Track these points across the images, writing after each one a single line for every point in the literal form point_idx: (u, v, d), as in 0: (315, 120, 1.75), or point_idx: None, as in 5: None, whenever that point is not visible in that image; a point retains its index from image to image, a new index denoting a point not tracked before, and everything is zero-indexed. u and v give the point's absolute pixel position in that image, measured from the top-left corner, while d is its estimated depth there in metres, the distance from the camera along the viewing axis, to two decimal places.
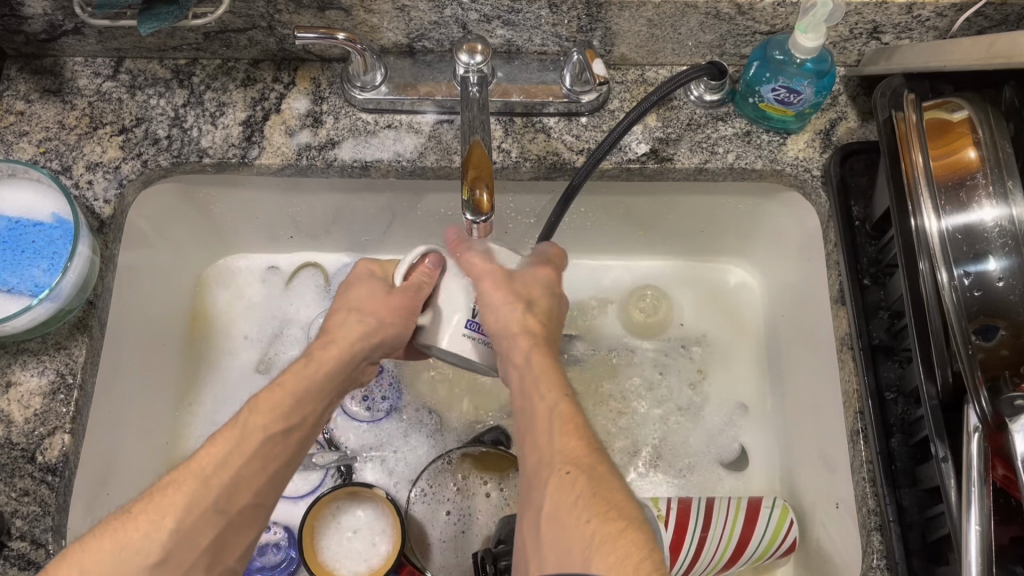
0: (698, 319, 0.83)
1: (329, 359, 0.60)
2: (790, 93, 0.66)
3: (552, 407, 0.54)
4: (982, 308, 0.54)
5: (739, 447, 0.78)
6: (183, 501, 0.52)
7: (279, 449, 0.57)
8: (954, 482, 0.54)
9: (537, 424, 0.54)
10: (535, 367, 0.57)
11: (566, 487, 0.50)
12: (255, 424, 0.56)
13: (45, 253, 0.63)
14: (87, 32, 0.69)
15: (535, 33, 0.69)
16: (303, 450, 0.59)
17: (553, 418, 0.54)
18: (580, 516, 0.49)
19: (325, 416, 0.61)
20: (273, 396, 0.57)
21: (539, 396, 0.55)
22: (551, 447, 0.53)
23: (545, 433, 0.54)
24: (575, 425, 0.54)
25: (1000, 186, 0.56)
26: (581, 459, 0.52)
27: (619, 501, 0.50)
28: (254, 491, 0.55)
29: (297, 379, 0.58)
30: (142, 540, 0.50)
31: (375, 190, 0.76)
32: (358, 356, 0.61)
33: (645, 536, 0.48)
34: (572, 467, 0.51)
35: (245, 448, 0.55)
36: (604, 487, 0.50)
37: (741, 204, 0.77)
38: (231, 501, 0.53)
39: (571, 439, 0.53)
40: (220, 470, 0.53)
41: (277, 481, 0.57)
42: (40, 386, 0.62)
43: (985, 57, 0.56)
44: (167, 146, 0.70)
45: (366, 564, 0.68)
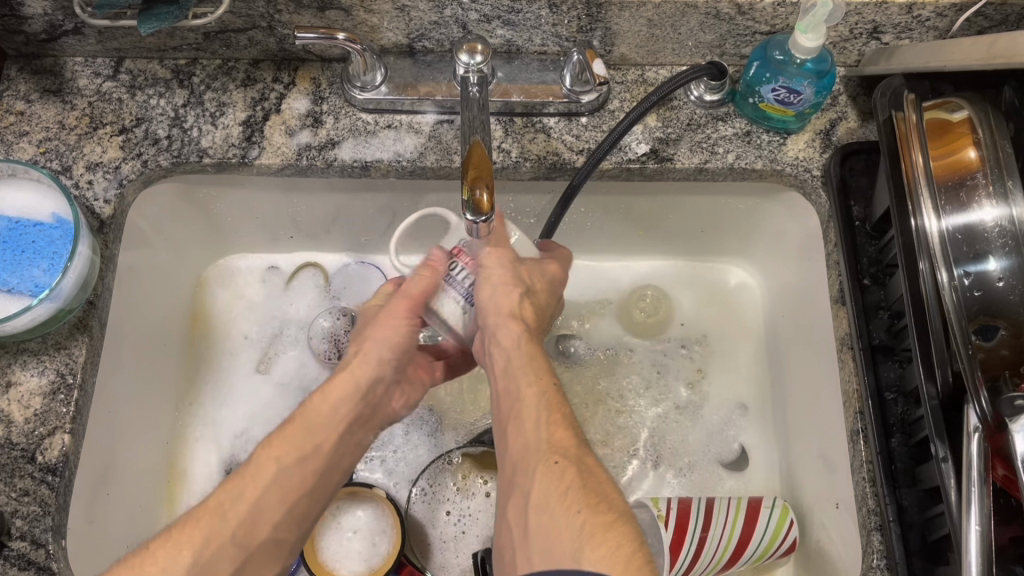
0: (698, 319, 0.83)
1: (345, 387, 0.58)
2: (790, 93, 0.66)
3: (538, 394, 0.54)
4: (981, 308, 0.54)
5: (739, 446, 0.78)
6: (200, 537, 0.53)
7: (300, 482, 0.56)
8: (954, 482, 0.54)
9: (523, 410, 0.54)
10: (521, 353, 0.56)
11: (554, 477, 0.50)
12: (272, 456, 0.56)
13: (44, 253, 0.63)
14: (87, 32, 0.69)
15: (535, 33, 0.69)
16: (328, 479, 0.58)
17: (540, 406, 0.54)
18: (571, 507, 0.49)
19: (350, 445, 0.59)
20: (289, 429, 0.57)
21: (526, 382, 0.55)
22: (538, 435, 0.52)
23: (530, 420, 0.53)
24: (562, 416, 0.54)
25: (1000, 186, 0.56)
26: (569, 451, 0.52)
27: (607, 495, 0.50)
28: (273, 524, 0.55)
29: (312, 411, 0.57)
30: (160, 573, 0.51)
31: (375, 190, 0.76)
32: (376, 381, 0.59)
33: (634, 529, 0.48)
34: (561, 457, 0.51)
35: (260, 483, 0.55)
36: (592, 480, 0.51)
37: (741, 204, 0.77)
38: (249, 535, 0.54)
39: (559, 429, 0.53)
40: (235, 505, 0.54)
41: (300, 513, 0.57)
42: (39, 386, 0.62)
43: (985, 57, 0.56)
44: (167, 146, 0.70)
45: (366, 564, 0.67)
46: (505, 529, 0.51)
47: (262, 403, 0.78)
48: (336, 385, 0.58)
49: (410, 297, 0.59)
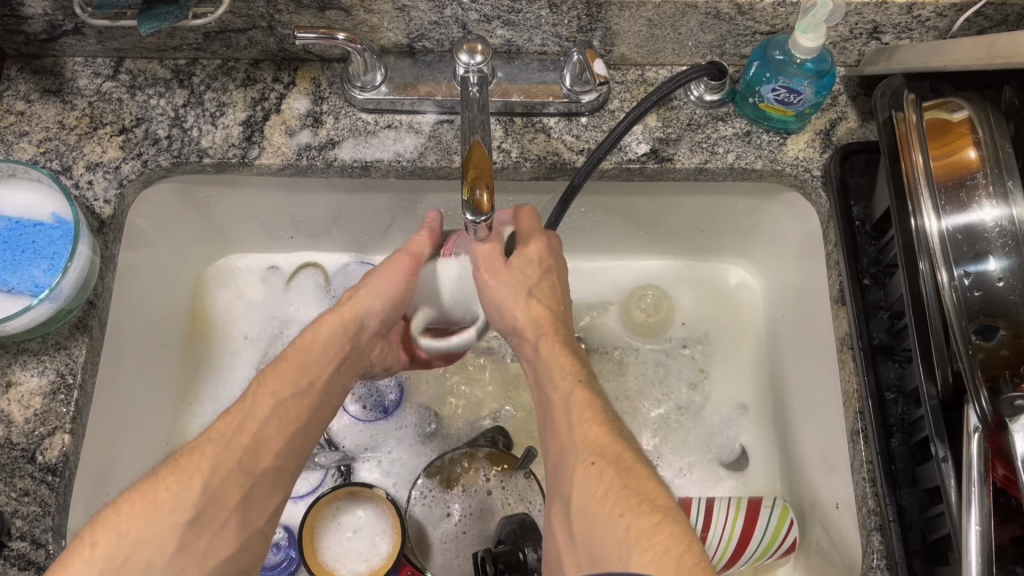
0: (701, 321, 0.83)
1: (331, 326, 0.60)
2: (790, 93, 0.66)
3: (566, 396, 0.56)
4: (981, 308, 0.55)
5: (739, 446, 0.78)
6: (207, 464, 0.54)
7: (295, 412, 0.58)
8: (954, 482, 0.54)
9: (558, 414, 0.56)
10: (546, 351, 0.58)
11: (592, 480, 0.51)
12: (269, 389, 0.58)
13: (45, 253, 0.63)
14: (88, 32, 0.69)
15: (535, 33, 0.69)
16: (320, 412, 0.61)
17: (571, 409, 0.55)
18: (613, 511, 0.49)
19: (339, 382, 0.62)
20: (283, 365, 0.59)
21: (554, 387, 0.57)
22: (574, 438, 0.54)
23: (566, 424, 0.55)
24: (597, 413, 0.55)
25: (1000, 186, 0.56)
26: (604, 449, 0.52)
27: (649, 491, 0.50)
28: (275, 453, 0.57)
29: (303, 345, 0.60)
30: (172, 502, 0.52)
31: (375, 190, 0.76)
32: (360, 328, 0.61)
33: (682, 526, 0.48)
34: (599, 459, 0.52)
35: (259, 415, 0.57)
36: (630, 477, 0.50)
37: (741, 204, 0.77)
38: (256, 463, 0.56)
39: (594, 428, 0.54)
40: (238, 434, 0.56)
41: (297, 444, 0.59)
42: (40, 386, 0.62)
43: (985, 57, 0.56)
44: (167, 146, 0.70)
45: (366, 564, 0.67)
46: (553, 535, 0.53)
47: None
48: (324, 321, 0.60)
49: (410, 258, 0.61)
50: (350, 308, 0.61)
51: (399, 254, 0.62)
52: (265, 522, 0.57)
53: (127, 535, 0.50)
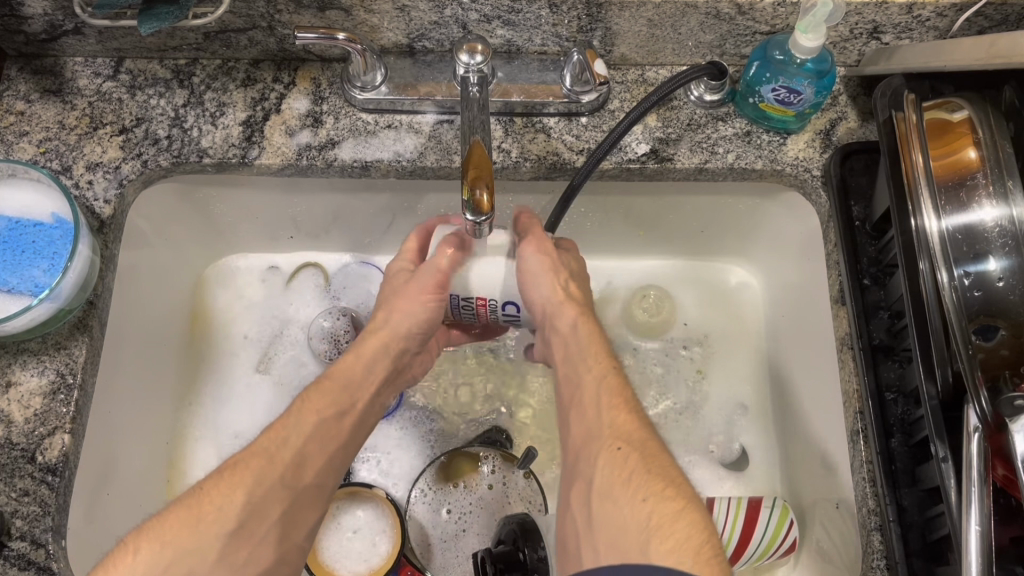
0: (701, 321, 0.83)
1: (373, 349, 0.62)
2: (790, 93, 0.66)
3: (598, 379, 0.57)
4: (982, 308, 0.54)
5: (739, 447, 0.78)
6: (251, 478, 0.54)
7: (337, 429, 0.59)
8: (954, 482, 0.54)
9: (586, 396, 0.57)
10: (586, 333, 0.60)
11: (617, 465, 0.52)
12: (313, 406, 0.59)
13: (45, 253, 0.63)
14: (88, 32, 0.69)
15: (535, 33, 0.69)
16: (360, 432, 0.62)
17: (601, 392, 0.56)
18: (636, 498, 0.49)
19: (379, 403, 0.64)
20: (327, 384, 0.60)
21: (586, 368, 0.58)
22: (600, 419, 0.54)
23: (592, 405, 0.56)
24: (628, 403, 0.55)
25: (1000, 186, 0.56)
26: (633, 437, 0.53)
27: (674, 479, 0.51)
28: (319, 468, 0.57)
29: (345, 367, 0.61)
30: (217, 513, 0.52)
31: (375, 190, 0.76)
32: (403, 349, 0.64)
33: (702, 517, 0.49)
34: (624, 444, 0.53)
35: (304, 431, 0.57)
36: (655, 465, 0.51)
37: (741, 204, 0.77)
38: (299, 477, 0.56)
39: (622, 415, 0.54)
40: (283, 450, 0.56)
41: (338, 460, 0.59)
42: (39, 386, 0.62)
43: (986, 57, 0.56)
44: (167, 146, 0.70)
45: (366, 564, 0.68)
46: (569, 512, 0.53)
47: (263, 402, 0.78)
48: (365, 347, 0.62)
49: (438, 275, 0.61)
50: (388, 332, 0.63)
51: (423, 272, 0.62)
52: (304, 538, 0.57)
53: (171, 544, 0.51)
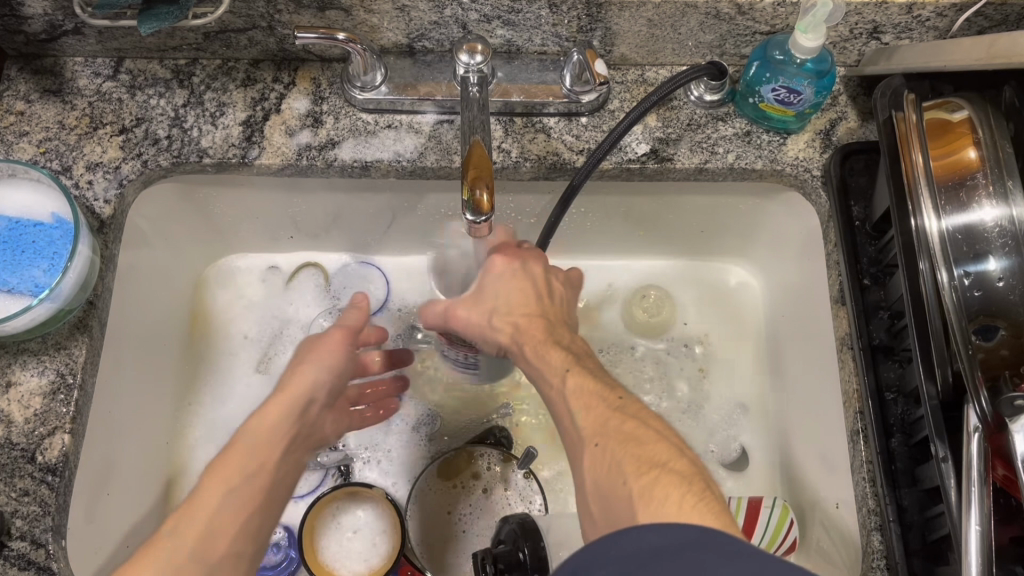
0: (701, 321, 0.83)
1: (280, 409, 0.60)
2: (790, 93, 0.66)
3: (561, 384, 0.56)
4: (982, 308, 0.55)
5: (739, 446, 0.78)
6: (159, 561, 0.49)
7: (250, 494, 0.54)
8: (954, 482, 0.54)
9: (558, 410, 0.55)
10: (541, 354, 0.59)
11: (596, 456, 0.50)
12: (221, 475, 0.54)
13: (45, 253, 0.63)
14: (88, 32, 0.69)
15: (535, 33, 0.69)
16: (277, 496, 0.57)
17: (569, 396, 0.54)
18: (615, 476, 0.47)
19: (293, 461, 0.61)
20: (229, 455, 0.56)
21: (548, 383, 0.57)
22: (574, 426, 0.53)
23: (567, 416, 0.54)
24: (601, 399, 0.53)
25: (1000, 186, 0.56)
26: (605, 426, 0.51)
27: (652, 453, 0.48)
28: (233, 536, 0.52)
29: (251, 433, 0.58)
30: None
31: (375, 190, 0.76)
32: (309, 403, 0.63)
33: (685, 481, 0.46)
34: (600, 436, 0.50)
35: (211, 503, 0.53)
36: (630, 443, 0.49)
37: (740, 204, 0.77)
38: (211, 550, 0.51)
39: (591, 411, 0.53)
40: (188, 525, 0.51)
41: (257, 526, 0.54)
42: (39, 386, 0.62)
43: (986, 57, 0.56)
44: (167, 146, 0.70)
45: (366, 564, 0.68)
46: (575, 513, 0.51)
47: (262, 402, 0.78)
48: (269, 408, 0.60)
49: (344, 329, 0.67)
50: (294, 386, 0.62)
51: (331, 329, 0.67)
52: None
53: None
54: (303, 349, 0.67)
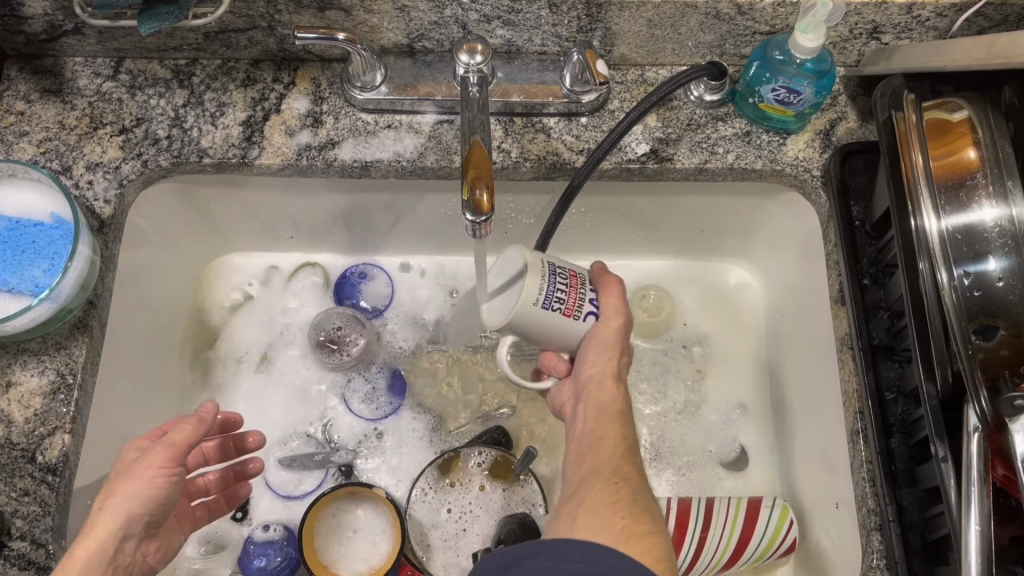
0: (702, 322, 0.83)
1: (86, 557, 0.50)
2: (790, 93, 0.66)
3: (613, 428, 0.58)
4: (982, 308, 0.54)
5: (739, 447, 0.78)
6: None
7: None
8: (954, 482, 0.54)
9: (599, 443, 0.57)
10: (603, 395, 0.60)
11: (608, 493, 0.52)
12: None
13: (45, 253, 0.63)
14: (88, 32, 0.69)
15: (535, 33, 0.69)
16: None
17: (616, 442, 0.57)
18: (614, 515, 0.50)
19: None
20: None
21: (603, 419, 0.59)
22: (606, 460, 0.55)
23: (601, 451, 0.56)
24: (631, 459, 0.56)
25: (999, 186, 0.56)
26: (629, 478, 0.54)
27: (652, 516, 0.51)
28: None
29: None
30: None
31: (374, 190, 0.76)
32: (124, 540, 0.52)
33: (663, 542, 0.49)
34: (620, 480, 0.54)
35: None
36: (642, 501, 0.52)
37: (740, 204, 0.77)
38: None
39: (626, 463, 0.55)
40: None
41: None
42: (40, 386, 0.62)
43: (986, 57, 0.56)
44: (167, 146, 0.70)
45: (366, 564, 0.69)
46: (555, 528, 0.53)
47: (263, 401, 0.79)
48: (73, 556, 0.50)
49: (171, 448, 0.54)
50: (101, 528, 0.51)
51: (158, 446, 0.54)
52: None
53: None
54: (119, 470, 0.54)
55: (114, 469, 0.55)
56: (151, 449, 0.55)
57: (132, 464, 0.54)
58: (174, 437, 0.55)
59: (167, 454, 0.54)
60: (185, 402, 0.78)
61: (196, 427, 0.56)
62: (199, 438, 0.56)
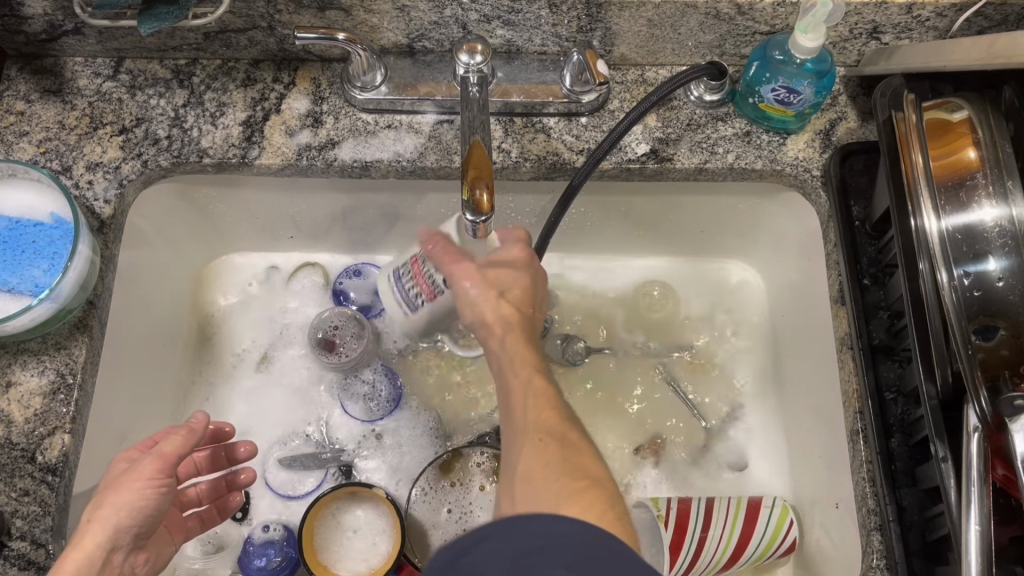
0: (703, 323, 0.83)
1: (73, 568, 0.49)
2: (790, 93, 0.66)
3: (526, 381, 0.58)
4: (982, 308, 0.54)
5: (739, 447, 0.78)
6: None
7: None
8: (954, 482, 0.54)
9: (514, 398, 0.57)
10: (511, 348, 0.62)
11: (537, 453, 0.52)
12: None
13: (45, 253, 0.63)
14: (88, 32, 0.69)
15: (535, 33, 0.69)
16: None
17: (527, 392, 0.57)
18: (551, 476, 0.50)
19: None
20: None
21: (513, 373, 0.59)
22: (525, 418, 0.55)
23: (520, 410, 0.56)
24: (551, 403, 0.56)
25: (1000, 186, 0.56)
26: (553, 429, 0.54)
27: (587, 468, 0.51)
28: None
29: None
30: None
31: (374, 190, 0.76)
32: (112, 552, 0.52)
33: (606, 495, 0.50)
34: (545, 434, 0.53)
35: None
36: (573, 453, 0.52)
37: (740, 204, 0.77)
38: None
39: (545, 412, 0.55)
40: None
41: None
42: (40, 386, 0.62)
43: (985, 57, 0.56)
44: (167, 146, 0.70)
45: (366, 564, 0.69)
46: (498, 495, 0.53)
47: (264, 402, 0.79)
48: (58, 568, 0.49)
49: (160, 459, 0.55)
50: (90, 538, 0.51)
51: (147, 458, 0.55)
52: None
53: None
54: (109, 482, 0.55)
55: (103, 483, 0.55)
56: (141, 460, 0.55)
57: (120, 476, 0.55)
58: (164, 448, 0.56)
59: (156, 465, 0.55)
60: (185, 402, 0.78)
61: (188, 437, 0.57)
62: (189, 449, 0.57)
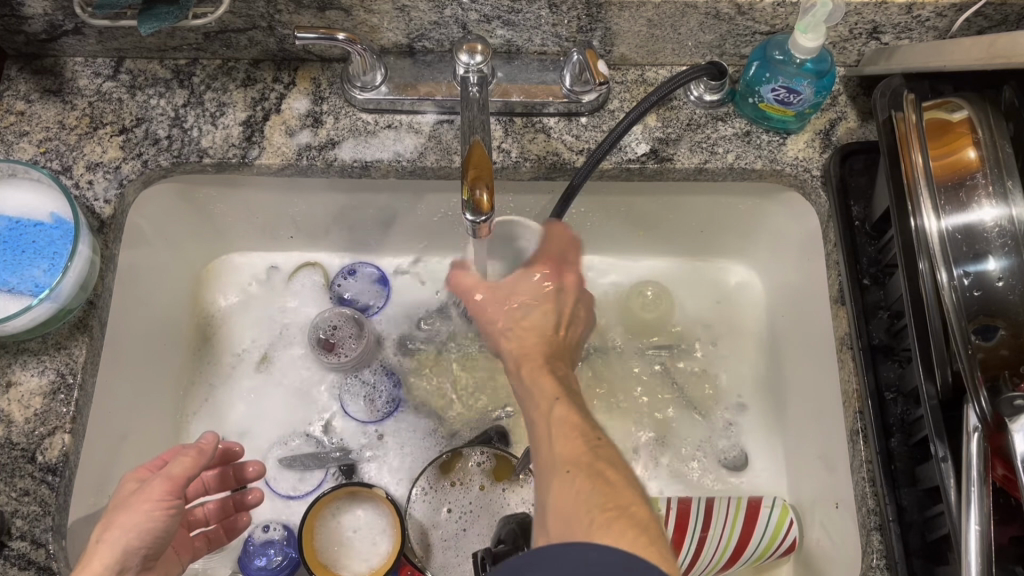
0: (703, 323, 0.83)
1: None
2: (790, 93, 0.66)
3: (549, 413, 0.57)
4: (981, 308, 0.54)
5: (739, 447, 0.78)
6: None
7: None
8: (954, 483, 0.54)
9: (540, 436, 0.56)
10: (531, 384, 0.61)
11: (567, 484, 0.50)
12: None
13: (45, 253, 0.63)
14: (88, 32, 0.69)
15: (535, 33, 0.69)
16: None
17: (554, 424, 0.56)
18: (583, 507, 0.48)
19: None
20: None
21: (538, 408, 0.58)
22: (552, 452, 0.54)
23: (547, 445, 0.55)
24: (579, 433, 0.54)
25: (1000, 186, 0.56)
26: (581, 459, 0.52)
27: (620, 496, 0.49)
28: None
29: None
30: None
31: (374, 190, 0.76)
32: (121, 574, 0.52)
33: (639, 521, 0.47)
34: (572, 465, 0.51)
35: None
36: (605, 482, 0.50)
37: (740, 204, 0.77)
38: None
39: (572, 443, 0.54)
40: None
41: None
42: (40, 386, 0.62)
43: (986, 57, 0.56)
44: (167, 146, 0.70)
45: (365, 564, 0.69)
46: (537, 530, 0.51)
47: (264, 402, 0.79)
48: None
49: (170, 479, 0.55)
50: (97, 562, 0.51)
51: (157, 478, 0.55)
52: None
53: None
54: (117, 503, 0.55)
55: (112, 503, 0.56)
56: (151, 480, 0.55)
57: (128, 498, 0.55)
58: (172, 467, 0.56)
59: (166, 487, 0.55)
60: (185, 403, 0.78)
61: (197, 456, 0.57)
62: (199, 469, 0.57)
